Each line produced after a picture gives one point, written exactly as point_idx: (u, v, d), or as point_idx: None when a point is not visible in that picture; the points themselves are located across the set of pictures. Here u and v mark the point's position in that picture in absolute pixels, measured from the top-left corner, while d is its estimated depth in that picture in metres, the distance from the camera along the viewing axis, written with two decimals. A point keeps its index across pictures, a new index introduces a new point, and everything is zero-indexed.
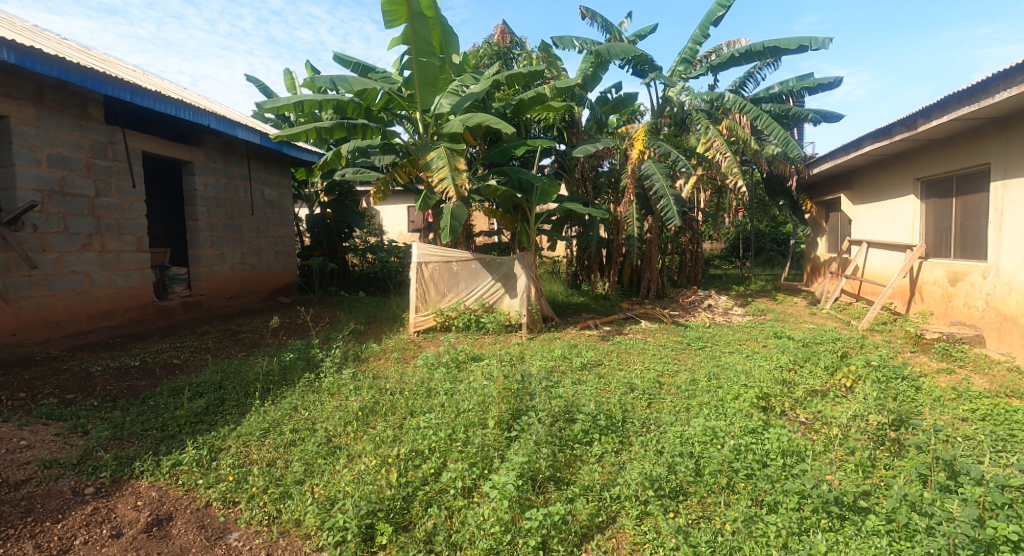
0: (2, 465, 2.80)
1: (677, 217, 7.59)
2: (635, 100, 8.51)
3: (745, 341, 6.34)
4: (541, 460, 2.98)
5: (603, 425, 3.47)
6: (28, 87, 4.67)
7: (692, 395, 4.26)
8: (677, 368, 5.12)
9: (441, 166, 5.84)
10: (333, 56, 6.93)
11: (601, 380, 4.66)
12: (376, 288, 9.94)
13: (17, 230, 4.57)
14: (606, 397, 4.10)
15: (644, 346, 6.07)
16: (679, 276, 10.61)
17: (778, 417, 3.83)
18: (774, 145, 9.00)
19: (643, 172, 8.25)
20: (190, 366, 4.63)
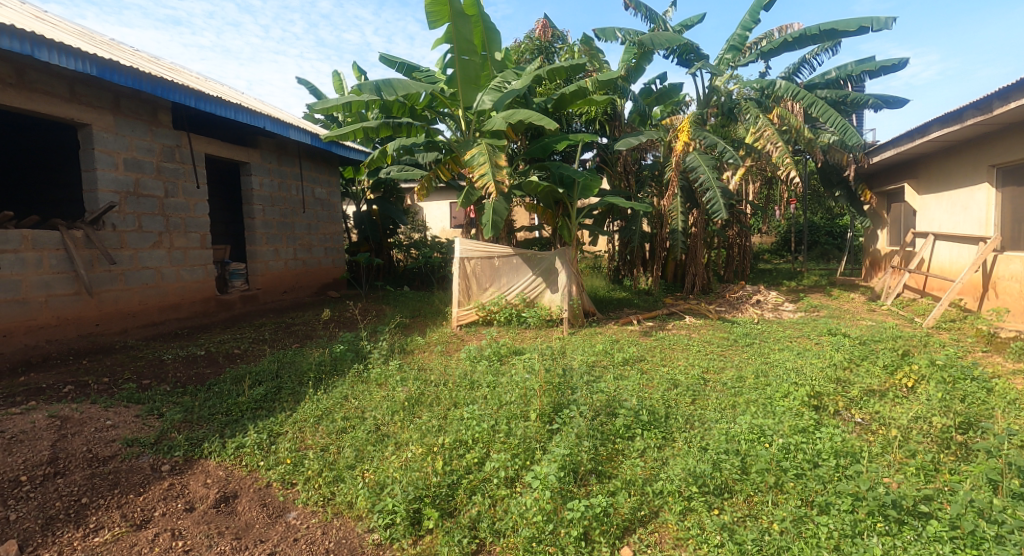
0: (91, 442, 3.08)
1: (724, 210, 7.41)
2: (680, 90, 8.36)
3: (797, 338, 6.16)
4: (582, 453, 3.02)
5: (646, 420, 3.49)
6: (106, 96, 5.03)
7: (739, 392, 4.20)
8: (723, 365, 5.04)
9: (482, 162, 5.93)
10: (379, 57, 7.13)
11: (644, 376, 4.65)
12: (420, 283, 10.18)
13: (98, 229, 4.94)
14: (648, 393, 4.11)
15: (689, 342, 6.00)
16: (726, 271, 10.36)
17: (831, 416, 3.73)
18: (830, 133, 8.63)
19: (688, 165, 8.09)
20: (249, 356, 4.91)
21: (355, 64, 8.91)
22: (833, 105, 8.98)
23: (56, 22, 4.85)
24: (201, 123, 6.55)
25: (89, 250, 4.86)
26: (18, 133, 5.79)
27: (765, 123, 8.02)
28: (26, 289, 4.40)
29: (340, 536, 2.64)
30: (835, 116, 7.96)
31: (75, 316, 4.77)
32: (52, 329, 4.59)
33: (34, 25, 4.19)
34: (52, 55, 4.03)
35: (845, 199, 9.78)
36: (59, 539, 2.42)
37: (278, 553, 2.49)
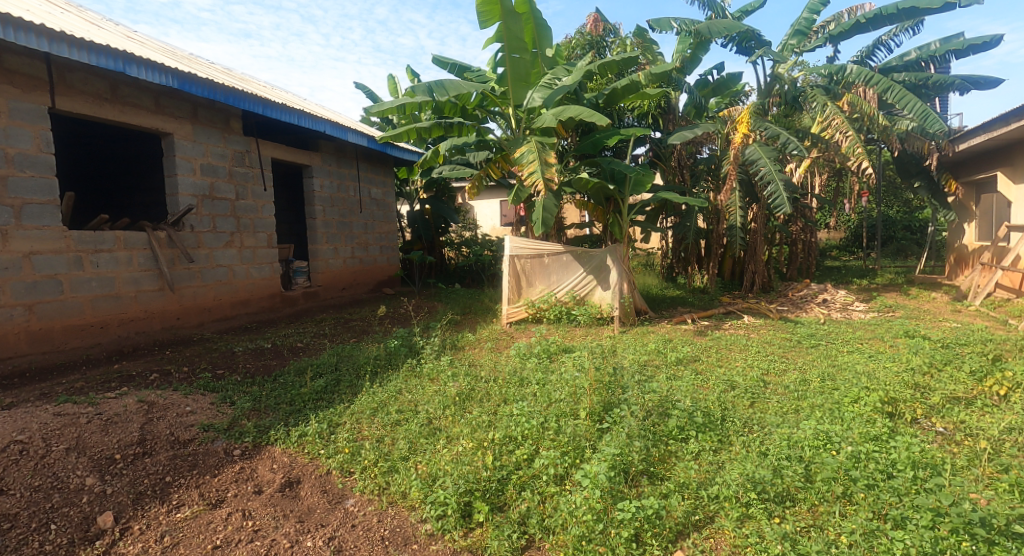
0: (173, 426, 3.34)
1: (787, 204, 7.09)
2: (738, 80, 8.10)
3: (869, 340, 5.86)
4: (633, 453, 3.01)
5: (700, 422, 3.43)
6: (185, 107, 5.40)
7: (803, 396, 4.05)
8: (786, 367, 4.86)
9: (532, 160, 5.95)
10: (431, 59, 7.29)
11: (698, 376, 4.56)
12: (471, 280, 10.35)
13: (179, 230, 5.33)
14: (703, 394, 4.04)
15: (747, 342, 5.82)
16: (789, 269, 9.96)
17: (908, 424, 3.54)
18: (908, 119, 8.12)
19: (747, 157, 7.81)
20: (311, 349, 5.16)
21: (408, 67, 9.15)
22: (913, 88, 8.42)
23: (142, 40, 5.25)
24: (268, 128, 6.93)
25: (171, 249, 5.25)
26: (109, 143, 6.33)
27: (833, 111, 7.66)
28: (119, 284, 4.80)
29: (394, 525, 2.75)
30: (913, 101, 7.45)
31: (159, 310, 5.16)
32: (140, 322, 4.99)
33: (124, 43, 4.56)
34: (140, 71, 4.38)
35: (926, 190, 9.34)
36: (147, 512, 2.65)
37: (337, 537, 2.63)
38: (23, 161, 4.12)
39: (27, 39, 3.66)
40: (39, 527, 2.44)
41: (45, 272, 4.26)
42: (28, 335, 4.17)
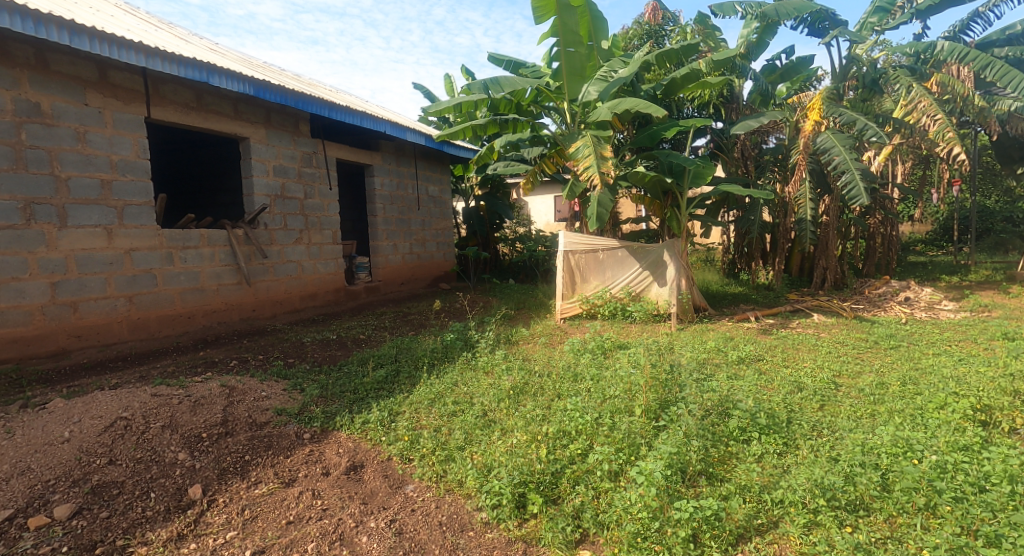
0: (251, 409, 3.60)
1: (865, 195, 6.66)
2: (809, 64, 7.73)
3: (959, 342, 5.46)
4: (691, 453, 2.96)
5: (763, 423, 3.34)
6: (260, 112, 5.76)
7: (880, 400, 3.85)
8: (861, 369, 4.62)
9: (587, 154, 5.91)
10: (487, 57, 7.38)
11: (762, 376, 4.42)
12: (525, 276, 10.42)
13: (255, 228, 5.69)
14: (767, 395, 3.92)
15: (817, 342, 5.56)
16: (866, 265, 9.40)
17: (1004, 434, 3.29)
18: (1009, 99, 7.48)
19: (819, 146, 7.45)
20: (373, 341, 5.39)
21: (465, 65, 9.33)
22: (1015, 64, 7.75)
23: (223, 51, 5.64)
24: (333, 130, 7.25)
25: (248, 246, 5.62)
26: (195, 149, 6.86)
27: (919, 94, 7.19)
28: (203, 278, 5.19)
29: (451, 511, 2.85)
30: (1017, 78, 6.82)
31: (237, 302, 5.54)
32: (221, 313, 5.38)
33: (208, 55, 4.92)
34: (222, 81, 4.72)
35: None
36: (230, 487, 2.88)
37: (398, 520, 2.76)
38: (124, 166, 4.52)
39: (127, 55, 4.02)
40: (141, 495, 2.71)
41: (142, 266, 4.67)
42: (129, 324, 4.59)
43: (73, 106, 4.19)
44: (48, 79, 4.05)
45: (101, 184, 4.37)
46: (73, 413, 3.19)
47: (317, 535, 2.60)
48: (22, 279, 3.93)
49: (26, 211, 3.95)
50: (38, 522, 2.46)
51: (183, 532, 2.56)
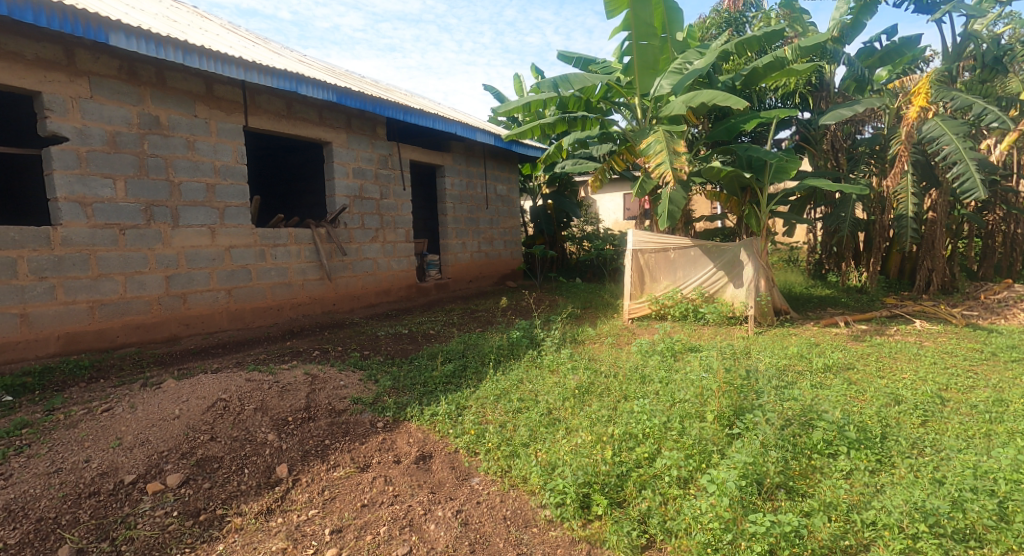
0: (331, 396, 3.83)
1: (982, 189, 6.06)
2: (913, 45, 7.12)
3: None
4: (769, 464, 2.82)
5: (853, 438, 3.15)
6: (342, 118, 6.08)
7: (997, 420, 3.50)
8: (973, 383, 4.22)
9: (659, 151, 5.76)
10: (557, 55, 7.39)
11: (852, 387, 4.15)
12: (592, 275, 10.34)
13: (336, 227, 6.03)
14: (858, 407, 3.68)
15: (918, 352, 5.13)
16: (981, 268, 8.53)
17: None
18: None
19: (925, 134, 6.87)
20: (442, 336, 5.56)
21: (535, 64, 9.40)
22: None
23: (309, 61, 6.00)
24: (407, 132, 7.52)
25: (330, 244, 5.96)
26: (285, 153, 7.39)
27: None
28: (290, 274, 5.57)
29: (516, 506, 2.91)
30: None
31: (320, 296, 5.90)
32: (306, 306, 5.75)
33: (297, 66, 5.26)
34: (309, 89, 5.04)
35: None
36: (312, 468, 3.10)
37: (464, 511, 2.85)
38: (225, 171, 4.94)
39: (229, 70, 4.39)
40: (237, 470, 2.97)
41: (239, 263, 5.09)
42: (227, 314, 5.01)
43: (185, 118, 4.62)
44: (165, 94, 4.49)
45: (206, 187, 4.80)
46: (181, 393, 3.54)
47: (389, 519, 2.73)
48: (142, 272, 4.39)
49: (147, 213, 4.40)
50: (154, 487, 2.76)
51: (272, 507, 2.78)
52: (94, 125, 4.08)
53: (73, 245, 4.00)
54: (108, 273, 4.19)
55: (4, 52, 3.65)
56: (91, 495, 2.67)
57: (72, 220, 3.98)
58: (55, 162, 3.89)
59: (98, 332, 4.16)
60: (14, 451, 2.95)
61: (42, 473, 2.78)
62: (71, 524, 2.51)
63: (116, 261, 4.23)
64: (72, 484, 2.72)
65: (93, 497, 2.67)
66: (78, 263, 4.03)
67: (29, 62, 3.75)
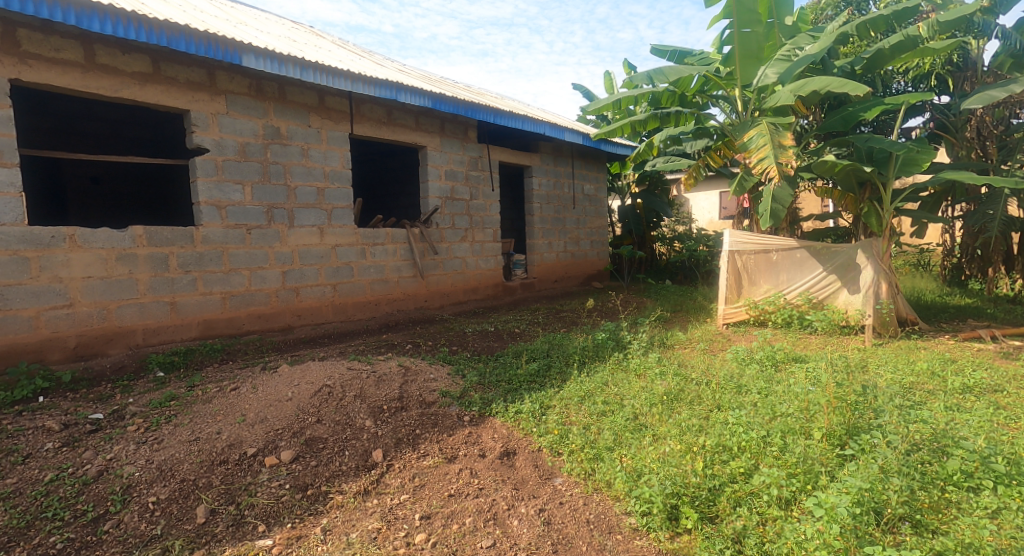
0: (422, 388, 4.02)
1: None
2: None
3: None
4: (890, 492, 2.51)
5: (1001, 472, 2.73)
6: (436, 122, 6.36)
7: None
8: None
9: (762, 145, 5.38)
10: (650, 50, 7.16)
11: (999, 411, 3.59)
12: (684, 277, 9.92)
13: (428, 227, 6.31)
14: (1005, 435, 3.18)
15: None
16: None
17: None
18: None
19: None
20: (526, 335, 5.61)
21: (627, 60, 9.21)
22: None
23: (408, 70, 6.34)
24: (497, 134, 7.68)
25: (422, 243, 6.26)
26: (385, 158, 7.88)
27: None
28: (387, 271, 5.92)
29: (599, 510, 2.87)
30: None
31: (413, 292, 6.21)
32: (400, 302, 6.09)
33: (397, 75, 5.58)
34: (408, 97, 5.32)
35: None
36: (404, 456, 3.28)
37: (546, 510, 2.86)
38: (333, 176, 5.37)
39: (338, 82, 4.76)
40: (339, 451, 3.22)
41: (343, 260, 5.50)
42: (332, 307, 5.44)
43: (301, 128, 5.09)
44: (285, 108, 4.97)
45: (317, 191, 5.24)
46: (294, 377, 3.91)
47: (474, 511, 2.82)
48: (264, 268, 4.90)
49: (269, 214, 4.90)
50: (271, 461, 3.07)
51: (368, 489, 2.98)
52: (229, 137, 4.61)
53: (211, 243, 4.55)
54: (237, 268, 4.73)
55: (162, 77, 4.24)
56: (222, 463, 3.01)
57: (210, 221, 4.52)
58: (198, 170, 4.45)
59: (228, 320, 4.70)
60: (163, 420, 3.41)
61: (184, 441, 3.18)
62: (206, 487, 2.84)
63: (243, 257, 4.75)
64: (207, 451, 3.09)
65: (223, 465, 3.01)
66: (214, 258, 4.58)
67: (181, 85, 4.33)
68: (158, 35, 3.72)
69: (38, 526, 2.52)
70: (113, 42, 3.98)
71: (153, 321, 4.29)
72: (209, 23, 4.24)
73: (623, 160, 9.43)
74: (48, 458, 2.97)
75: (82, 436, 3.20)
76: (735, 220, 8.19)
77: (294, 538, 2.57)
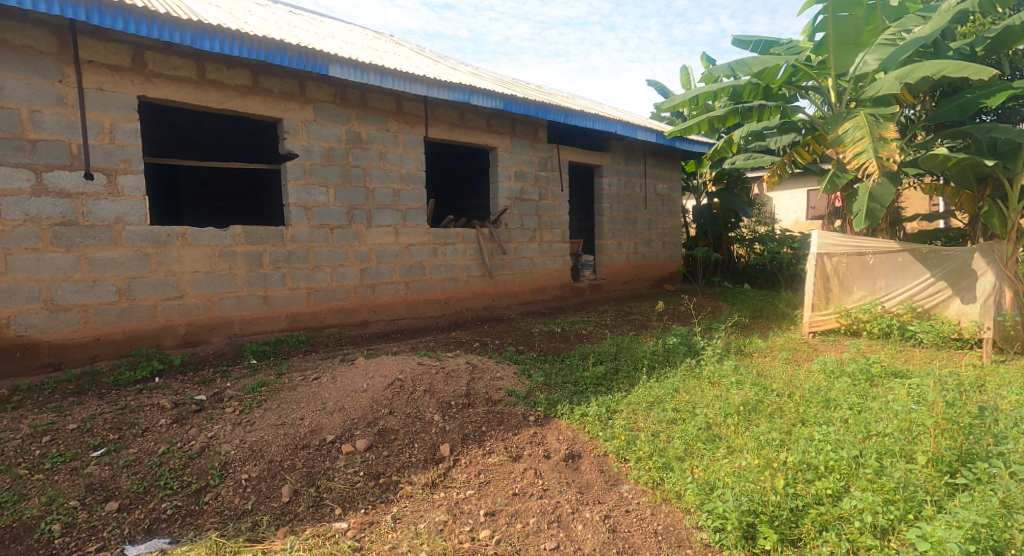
0: (488, 386, 4.09)
1: None
2: None
3: None
4: (1014, 530, 2.18)
5: None
6: (507, 123, 6.43)
7: None
8: None
9: (858, 138, 4.94)
10: (732, 41, 6.78)
11: None
12: (764, 281, 9.37)
13: (497, 227, 6.40)
14: None
15: None
16: None
17: None
18: None
19: None
20: (594, 337, 5.52)
21: (707, 53, 8.82)
22: None
23: (481, 74, 6.46)
24: (568, 134, 7.62)
25: (491, 243, 6.36)
26: (458, 159, 8.10)
27: None
28: (457, 270, 6.07)
29: (667, 522, 2.77)
30: None
31: (481, 291, 6.33)
32: (469, 300, 6.23)
33: (470, 79, 5.71)
34: (479, 99, 5.42)
35: None
36: (470, 451, 3.35)
37: (612, 517, 2.79)
38: (408, 178, 5.60)
39: (414, 87, 4.95)
40: (409, 443, 3.35)
41: (416, 259, 5.71)
42: (405, 304, 5.67)
43: (380, 133, 5.35)
44: (366, 113, 5.25)
45: (393, 192, 5.49)
46: (369, 370, 4.12)
47: (538, 512, 2.82)
48: (344, 265, 5.19)
49: (349, 215, 5.20)
50: (348, 448, 3.24)
51: (436, 481, 3.07)
52: (316, 143, 4.94)
53: (298, 242, 4.90)
54: (321, 265, 5.05)
55: (260, 89, 4.62)
56: (304, 447, 3.23)
57: (298, 221, 4.88)
58: (288, 174, 4.80)
59: (312, 313, 5.04)
60: (255, 404, 3.72)
61: (273, 424, 3.45)
62: (290, 469, 3.05)
63: (326, 255, 5.07)
64: (292, 435, 3.32)
65: (306, 449, 3.22)
66: (301, 256, 4.93)
67: (275, 96, 4.70)
68: (257, 51, 4.07)
69: (153, 492, 2.81)
70: (220, 59, 4.40)
71: (248, 313, 4.69)
72: (300, 37, 4.57)
73: (699, 158, 9.04)
74: (161, 432, 3.33)
75: (189, 414, 3.57)
76: (825, 220, 7.56)
77: (367, 524, 2.70)
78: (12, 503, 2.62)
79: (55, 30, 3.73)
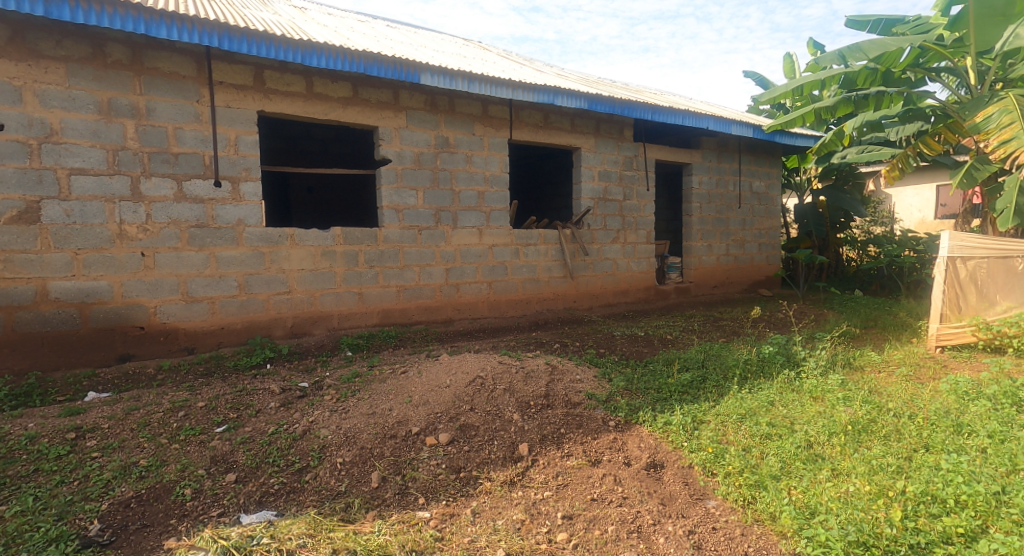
0: (568, 388, 4.04)
1: None
2: None
3: None
4: None
5: None
6: (591, 123, 6.35)
7: None
8: None
9: (1006, 123, 4.26)
10: (846, 23, 6.16)
11: None
12: (881, 288, 8.42)
13: (580, 228, 6.32)
14: None
15: None
16: None
17: None
18: None
19: None
20: (680, 343, 5.27)
21: (815, 39, 8.10)
22: None
23: (566, 74, 6.43)
24: (655, 131, 7.35)
25: (574, 244, 6.30)
26: (542, 161, 8.15)
27: None
28: (538, 271, 6.10)
29: (759, 544, 2.53)
30: None
31: (562, 293, 6.30)
32: (550, 301, 6.23)
33: (555, 80, 5.71)
34: (564, 99, 5.40)
35: None
36: (549, 453, 3.33)
37: (697, 533, 2.62)
38: (492, 180, 5.72)
39: (500, 91, 5.04)
40: (488, 440, 3.40)
41: (499, 259, 5.81)
42: (488, 303, 5.79)
43: (466, 137, 5.52)
44: (454, 118, 5.44)
45: (478, 194, 5.63)
46: (452, 366, 4.25)
47: (617, 519, 2.73)
48: (431, 265, 5.41)
49: (436, 217, 5.41)
50: (431, 441, 3.36)
51: (514, 480, 3.09)
52: (408, 148, 5.20)
53: (390, 242, 5.18)
54: (410, 264, 5.30)
55: (359, 99, 4.96)
56: (392, 437, 3.40)
57: (390, 222, 5.16)
58: (383, 179, 5.09)
59: (401, 310, 5.30)
60: (350, 393, 3.99)
61: (364, 413, 3.66)
62: (379, 456, 3.22)
63: (415, 255, 5.31)
64: (381, 425, 3.50)
65: (393, 439, 3.38)
66: (391, 256, 5.21)
67: (373, 105, 5.02)
68: (357, 64, 4.37)
69: (264, 468, 3.10)
70: (326, 74, 4.79)
71: (345, 308, 5.04)
72: (395, 48, 4.85)
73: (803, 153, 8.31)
74: (271, 414, 3.68)
75: (294, 399, 3.91)
76: (959, 219, 6.61)
77: (448, 515, 2.77)
78: (156, 466, 3.02)
79: (195, 56, 4.26)
